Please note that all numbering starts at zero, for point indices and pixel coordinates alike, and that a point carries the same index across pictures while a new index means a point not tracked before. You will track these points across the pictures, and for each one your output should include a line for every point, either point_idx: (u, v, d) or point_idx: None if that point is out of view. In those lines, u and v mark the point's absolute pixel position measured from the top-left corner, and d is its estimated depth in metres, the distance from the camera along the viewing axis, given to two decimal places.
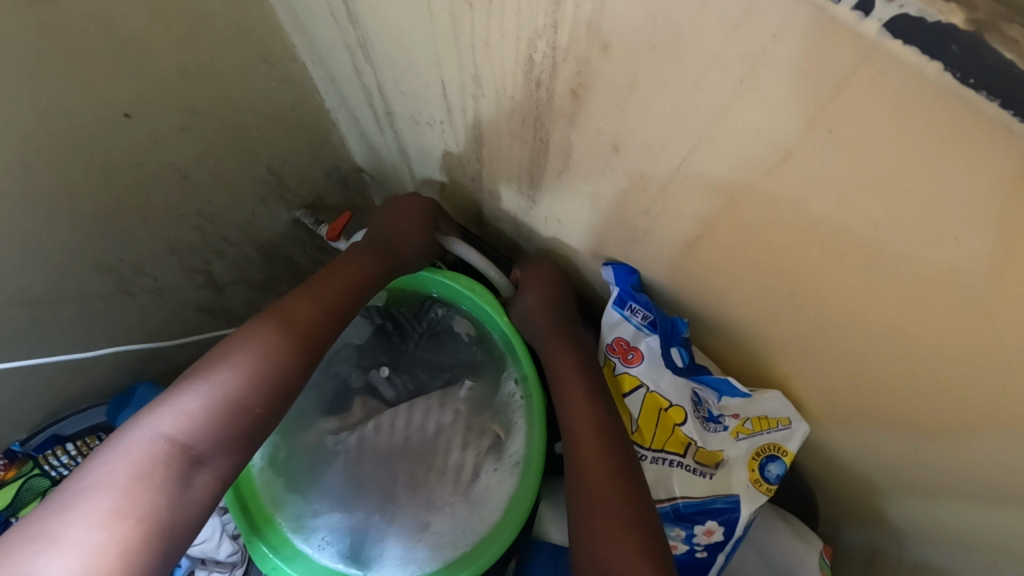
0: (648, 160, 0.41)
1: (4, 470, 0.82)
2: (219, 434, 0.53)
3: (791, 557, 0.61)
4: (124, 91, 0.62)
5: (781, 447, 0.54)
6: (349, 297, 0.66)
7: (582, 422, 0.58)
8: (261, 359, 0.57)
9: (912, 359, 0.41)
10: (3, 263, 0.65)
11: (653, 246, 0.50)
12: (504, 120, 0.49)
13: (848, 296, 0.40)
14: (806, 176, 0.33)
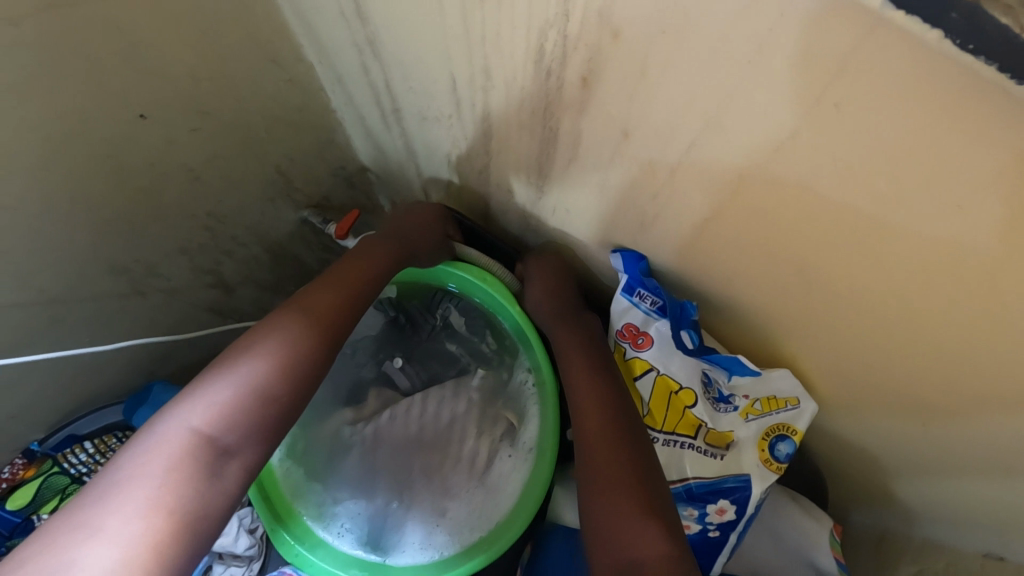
0: (657, 145, 0.42)
1: (23, 469, 0.83)
2: (246, 426, 0.54)
3: (802, 536, 0.62)
4: (140, 92, 0.63)
5: (790, 426, 0.55)
6: (364, 289, 0.66)
7: (595, 414, 0.58)
8: (286, 353, 0.58)
9: (919, 334, 0.42)
10: (23, 263, 0.66)
11: (662, 231, 0.52)
12: (514, 112, 0.50)
13: (854, 274, 0.41)
14: (813, 156, 0.34)
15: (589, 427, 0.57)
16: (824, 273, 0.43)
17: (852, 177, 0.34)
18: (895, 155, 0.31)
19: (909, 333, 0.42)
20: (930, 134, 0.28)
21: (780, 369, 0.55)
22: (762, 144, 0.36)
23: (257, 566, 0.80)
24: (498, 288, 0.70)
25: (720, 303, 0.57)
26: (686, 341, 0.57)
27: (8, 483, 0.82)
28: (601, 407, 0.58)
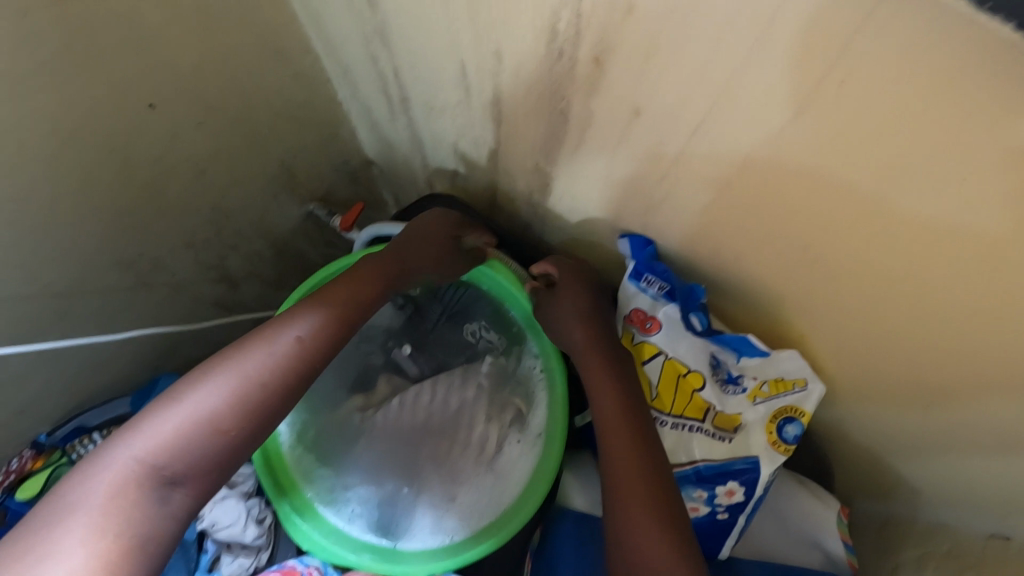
0: (669, 125, 0.43)
1: (33, 460, 0.83)
2: (196, 458, 0.54)
3: (810, 518, 0.63)
4: (148, 81, 0.63)
5: (798, 409, 0.55)
6: (337, 310, 0.64)
7: (613, 429, 0.57)
8: (238, 380, 0.57)
9: (930, 310, 0.42)
10: (32, 255, 0.65)
11: (672, 213, 0.52)
12: (524, 95, 0.50)
13: (866, 249, 0.42)
14: (825, 129, 0.35)
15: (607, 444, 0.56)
16: (835, 249, 0.44)
17: (861, 150, 0.34)
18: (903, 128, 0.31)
19: (921, 309, 0.43)
20: (942, 105, 0.29)
21: (789, 349, 0.55)
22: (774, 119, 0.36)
23: (264, 556, 0.82)
24: (508, 276, 0.71)
25: (729, 285, 0.57)
26: (693, 322, 0.58)
27: (15, 476, 0.82)
28: (621, 425, 0.57)
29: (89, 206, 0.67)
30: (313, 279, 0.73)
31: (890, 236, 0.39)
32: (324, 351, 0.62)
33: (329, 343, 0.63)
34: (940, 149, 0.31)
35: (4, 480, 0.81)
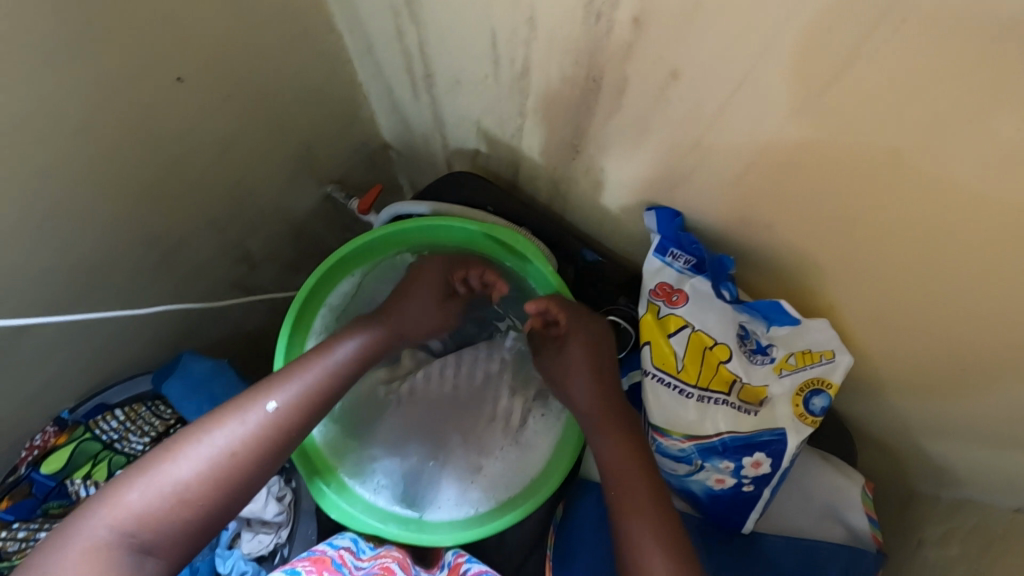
0: (705, 86, 0.43)
1: (55, 436, 0.81)
2: (163, 529, 0.54)
3: (836, 492, 0.63)
4: (178, 54, 0.63)
5: (825, 380, 0.55)
6: (311, 381, 0.64)
7: (629, 503, 0.57)
8: (210, 448, 0.57)
9: (971, 260, 0.43)
10: (62, 226, 0.66)
11: (702, 182, 0.52)
12: (557, 60, 0.50)
13: (911, 201, 0.42)
14: (867, 74, 0.35)
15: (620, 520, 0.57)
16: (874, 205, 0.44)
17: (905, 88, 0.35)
18: (951, 64, 0.32)
19: (965, 264, 0.43)
20: (1002, 35, 0.29)
21: (819, 318, 0.56)
22: (813, 67, 0.37)
23: (286, 532, 0.83)
24: (532, 251, 0.68)
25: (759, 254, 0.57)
26: (721, 292, 0.58)
27: (40, 451, 0.80)
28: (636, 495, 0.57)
29: (119, 175, 0.67)
30: (324, 264, 0.70)
31: (935, 183, 0.39)
32: (297, 422, 0.62)
33: (301, 413, 0.62)
34: (997, 78, 0.31)
35: (29, 457, 0.80)
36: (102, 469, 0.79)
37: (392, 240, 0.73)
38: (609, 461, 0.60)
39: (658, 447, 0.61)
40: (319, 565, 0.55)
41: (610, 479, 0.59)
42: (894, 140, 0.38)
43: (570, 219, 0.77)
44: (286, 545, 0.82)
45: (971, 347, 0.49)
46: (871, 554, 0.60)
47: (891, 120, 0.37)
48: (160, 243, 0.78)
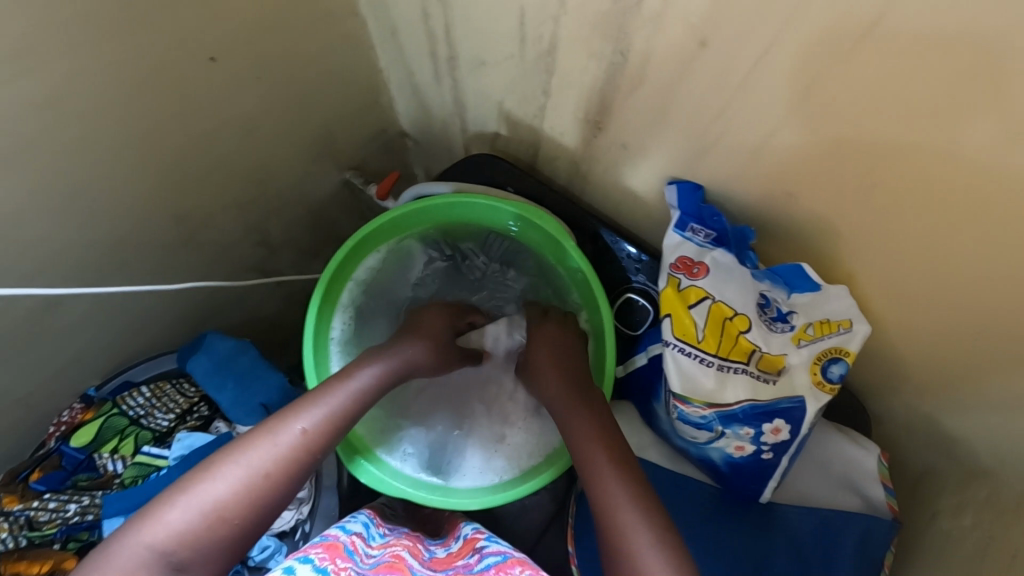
0: (733, 53, 0.44)
1: (82, 412, 0.83)
2: (199, 547, 0.53)
3: (852, 464, 0.65)
4: (212, 33, 0.64)
5: (843, 348, 0.57)
6: (340, 403, 0.64)
7: (604, 477, 0.56)
8: (248, 468, 0.57)
9: (992, 226, 0.44)
10: (97, 203, 0.67)
11: (727, 154, 0.54)
12: (586, 33, 0.52)
13: (937, 164, 0.43)
14: (898, 35, 0.37)
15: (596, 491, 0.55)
16: (900, 173, 0.45)
17: (937, 47, 0.36)
18: (975, 21, 0.33)
19: (986, 229, 0.44)
20: None
21: (838, 285, 0.58)
22: (844, 28, 0.38)
23: (306, 508, 0.85)
24: (550, 223, 0.71)
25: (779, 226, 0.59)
26: (741, 266, 0.60)
27: (67, 427, 0.81)
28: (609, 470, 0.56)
29: (152, 153, 0.68)
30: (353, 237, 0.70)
31: (965, 143, 0.40)
32: (327, 444, 0.61)
33: (332, 434, 0.62)
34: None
35: (56, 432, 0.81)
36: (129, 445, 0.82)
37: (415, 218, 0.74)
38: (585, 444, 0.60)
39: (678, 415, 0.62)
40: (331, 552, 0.58)
41: (585, 461, 0.58)
42: (922, 100, 0.40)
43: (588, 199, 0.78)
44: (306, 520, 0.85)
45: (995, 314, 0.50)
46: (885, 522, 0.62)
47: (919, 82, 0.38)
48: (186, 221, 0.79)
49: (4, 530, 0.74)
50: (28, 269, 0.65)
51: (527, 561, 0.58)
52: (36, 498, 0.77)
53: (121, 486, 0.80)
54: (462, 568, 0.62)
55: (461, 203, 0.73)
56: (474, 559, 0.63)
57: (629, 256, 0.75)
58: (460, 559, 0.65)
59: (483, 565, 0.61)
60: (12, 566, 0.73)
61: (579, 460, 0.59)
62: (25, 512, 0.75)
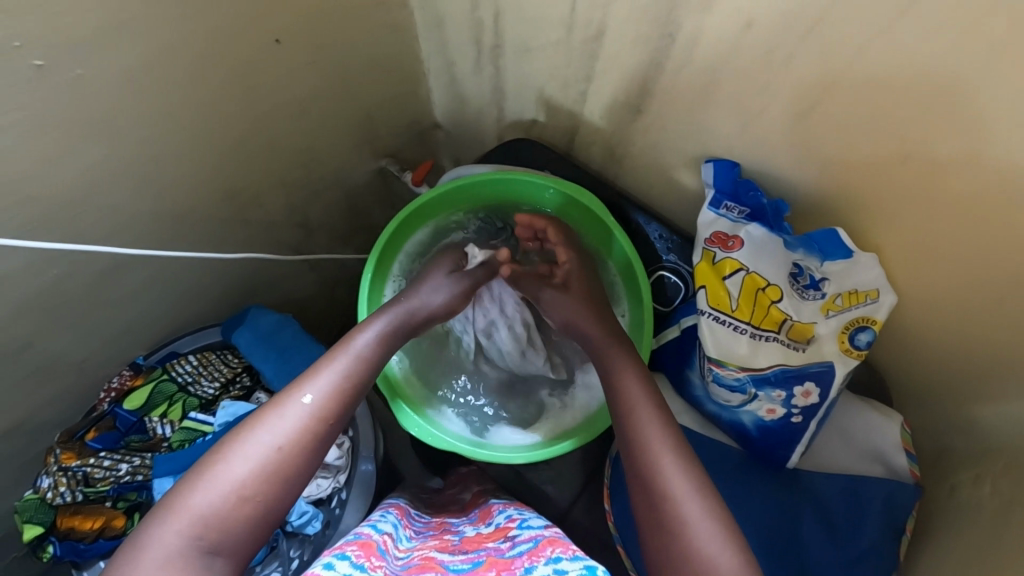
0: (779, 29, 0.49)
1: (130, 379, 0.85)
2: (229, 523, 0.54)
3: (877, 434, 0.68)
4: (280, 16, 0.68)
5: (871, 318, 0.61)
6: (342, 372, 0.65)
7: (646, 428, 0.59)
8: (265, 444, 0.58)
9: (1016, 189, 0.48)
10: (167, 171, 0.70)
11: (768, 125, 0.58)
12: (637, 15, 0.57)
13: (973, 132, 0.47)
14: (938, 7, 0.41)
15: (638, 441, 0.59)
16: (932, 140, 0.49)
17: (972, 16, 0.40)
18: None
19: (1014, 195, 0.48)
20: None
21: (868, 254, 0.62)
22: (886, 5, 0.43)
23: (343, 477, 0.88)
24: (592, 201, 0.75)
25: (812, 199, 0.63)
26: (774, 236, 0.65)
27: (118, 392, 0.84)
28: (657, 424, 0.60)
29: (217, 126, 0.72)
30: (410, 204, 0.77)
31: (997, 107, 0.44)
32: (334, 410, 0.62)
33: (338, 401, 0.63)
34: None
35: (108, 396, 0.83)
36: (177, 410, 0.86)
37: (465, 193, 0.81)
38: (628, 399, 0.63)
39: (713, 379, 0.66)
40: (366, 550, 0.58)
41: (623, 414, 0.62)
42: (959, 68, 0.43)
43: (622, 182, 0.82)
44: (343, 488, 0.88)
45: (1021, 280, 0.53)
46: (909, 487, 0.65)
47: (957, 51, 0.43)
48: (237, 197, 0.82)
49: (62, 485, 0.78)
50: (101, 233, 0.68)
51: (559, 540, 0.57)
52: (92, 456, 0.80)
53: (170, 449, 0.84)
54: (494, 550, 0.61)
55: (502, 178, 0.79)
56: (506, 544, 0.62)
57: (661, 235, 0.79)
58: (491, 541, 0.64)
59: (516, 552, 0.59)
60: (68, 520, 0.78)
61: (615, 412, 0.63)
62: (82, 469, 0.79)
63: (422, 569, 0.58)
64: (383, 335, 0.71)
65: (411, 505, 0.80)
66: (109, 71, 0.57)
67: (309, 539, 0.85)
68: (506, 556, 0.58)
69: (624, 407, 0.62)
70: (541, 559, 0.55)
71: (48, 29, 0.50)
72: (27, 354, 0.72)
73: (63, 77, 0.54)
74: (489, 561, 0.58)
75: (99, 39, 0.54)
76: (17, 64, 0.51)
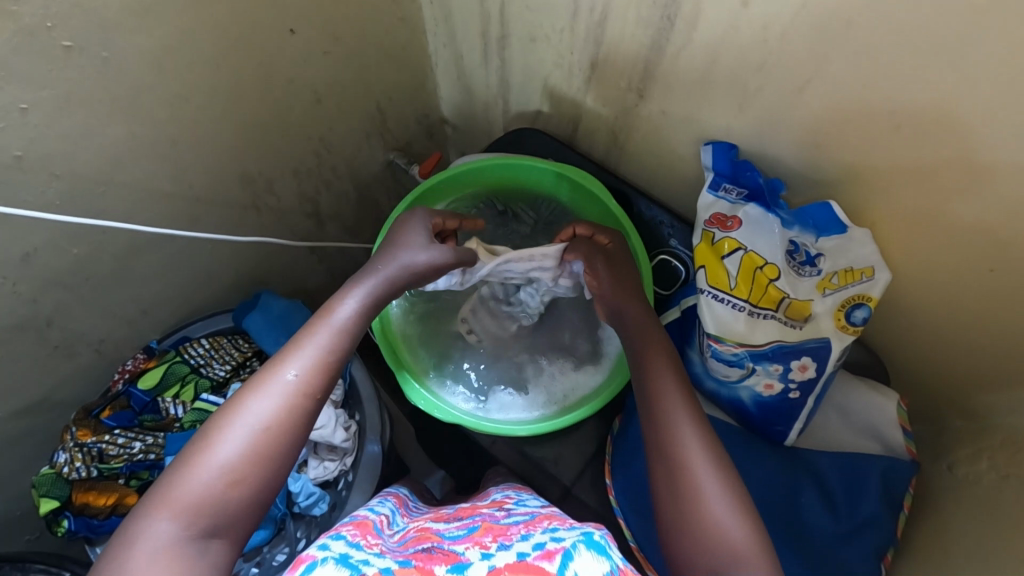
0: (774, 7, 0.51)
1: (144, 362, 0.88)
2: (221, 511, 0.49)
3: (875, 411, 0.71)
4: (295, 8, 0.71)
5: (866, 295, 0.63)
6: (325, 341, 0.59)
7: (665, 396, 0.60)
8: (253, 421, 0.53)
9: (1004, 160, 0.49)
10: (185, 153, 0.73)
11: (764, 105, 0.60)
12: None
13: (963, 106, 0.48)
14: None
15: (662, 415, 0.59)
16: (922, 115, 0.51)
17: None
18: None
19: (1003, 166, 0.50)
20: None
21: (862, 229, 0.64)
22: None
23: (350, 460, 0.90)
24: (595, 185, 0.79)
25: (809, 180, 0.65)
26: (771, 215, 0.67)
27: (132, 373, 0.86)
28: (679, 397, 0.60)
29: (234, 112, 0.75)
30: (421, 187, 0.79)
31: (982, 80, 0.46)
32: (321, 382, 0.57)
33: (322, 372, 0.57)
34: None
35: (122, 377, 0.86)
36: (190, 390, 0.87)
37: (473, 176, 0.84)
38: (652, 372, 0.62)
39: (712, 354, 0.69)
40: (361, 530, 0.60)
41: (644, 378, 0.62)
42: (948, 43, 0.45)
43: (626, 169, 0.85)
44: (350, 471, 0.89)
45: (1010, 255, 0.55)
46: (905, 462, 0.67)
47: (944, 25, 0.45)
48: (252, 183, 0.85)
49: (77, 461, 0.80)
50: (122, 213, 0.71)
51: (556, 515, 0.58)
52: (107, 433, 0.83)
53: (182, 429, 0.86)
54: (489, 515, 0.63)
55: (508, 163, 0.83)
56: (501, 512, 0.63)
57: (663, 221, 0.82)
58: (485, 508, 0.66)
59: (512, 520, 0.60)
60: (82, 495, 0.80)
61: (640, 385, 0.63)
62: (97, 445, 0.81)
63: (418, 541, 0.57)
64: (368, 300, 0.65)
65: (411, 496, 0.83)
66: (134, 55, 0.60)
67: (315, 522, 0.87)
68: (501, 522, 0.59)
69: (647, 380, 0.62)
70: (537, 528, 0.55)
71: (79, 10, 0.53)
72: (50, 330, 0.75)
73: (91, 59, 0.57)
74: (484, 526, 0.58)
75: (125, 22, 0.57)
76: (48, 44, 0.53)
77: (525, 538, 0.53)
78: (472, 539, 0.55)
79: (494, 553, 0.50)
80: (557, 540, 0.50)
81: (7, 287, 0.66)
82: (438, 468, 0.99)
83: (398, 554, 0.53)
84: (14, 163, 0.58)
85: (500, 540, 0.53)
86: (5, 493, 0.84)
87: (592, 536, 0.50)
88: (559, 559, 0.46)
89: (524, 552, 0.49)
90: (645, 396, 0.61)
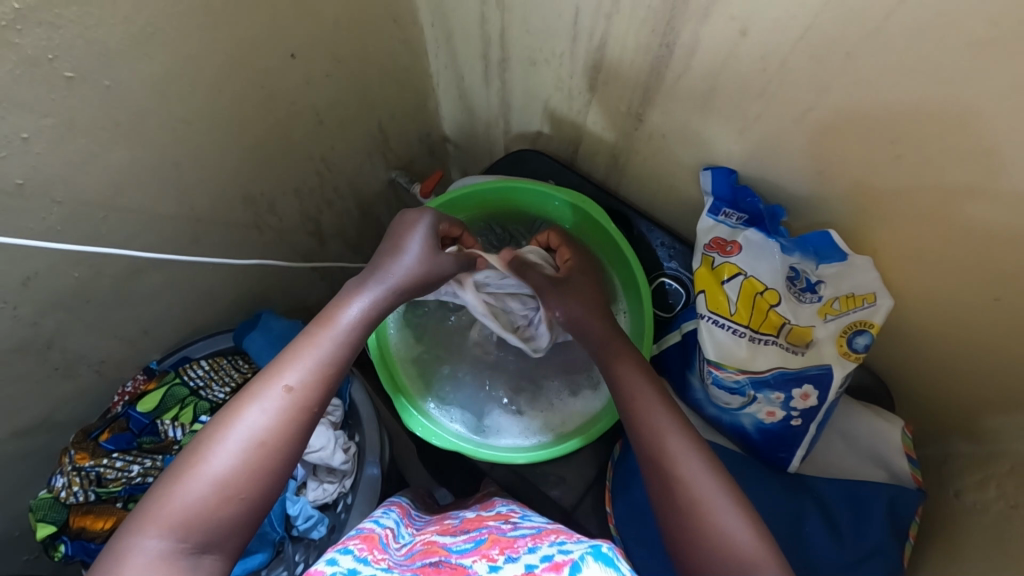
0: (771, 36, 0.51)
1: (145, 383, 0.88)
2: (213, 526, 0.49)
3: (880, 438, 0.70)
4: (296, 32, 0.71)
5: (868, 321, 0.63)
6: (326, 351, 0.58)
7: (655, 414, 0.61)
8: (249, 435, 0.52)
9: (1007, 188, 0.49)
10: (187, 177, 0.73)
11: (763, 130, 0.60)
12: (637, 26, 0.60)
13: (964, 133, 0.48)
14: (922, 11, 0.43)
15: (658, 440, 0.58)
16: (923, 141, 0.51)
17: (953, 19, 0.42)
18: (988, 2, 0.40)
19: (1007, 194, 0.49)
20: None
21: (863, 256, 0.64)
22: (875, 10, 0.45)
23: (349, 481, 0.89)
24: (599, 213, 0.79)
25: (810, 204, 0.65)
26: (772, 240, 0.67)
27: (132, 395, 0.86)
28: (672, 421, 0.60)
29: (236, 133, 0.75)
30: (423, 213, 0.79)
31: (983, 107, 0.46)
32: (320, 394, 0.56)
33: (322, 384, 0.57)
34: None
35: (122, 399, 0.86)
36: (189, 413, 0.86)
37: (473, 199, 0.85)
38: (639, 403, 0.62)
39: (713, 380, 0.68)
40: (368, 544, 0.59)
41: (632, 400, 0.63)
42: (947, 72, 0.45)
43: (626, 190, 0.85)
44: (349, 493, 0.89)
45: (1012, 282, 0.55)
46: (911, 490, 0.66)
47: (943, 55, 0.45)
48: (254, 203, 0.85)
49: (76, 484, 0.80)
50: (123, 236, 0.71)
51: (564, 529, 0.57)
52: (106, 456, 0.82)
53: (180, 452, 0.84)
54: (496, 528, 0.62)
55: (504, 187, 0.83)
56: (507, 525, 0.63)
57: (663, 243, 0.82)
58: (493, 520, 0.66)
59: (519, 533, 0.59)
60: (80, 519, 0.80)
61: (628, 418, 0.63)
62: (95, 468, 0.81)
63: (426, 553, 0.57)
64: (374, 308, 0.64)
65: (412, 505, 0.83)
66: (135, 83, 0.60)
67: (313, 544, 0.86)
68: (508, 536, 0.59)
69: (632, 412, 0.62)
70: (544, 541, 0.54)
71: (81, 40, 0.54)
72: (50, 353, 0.75)
73: (94, 87, 0.57)
74: (491, 539, 0.58)
75: (127, 51, 0.57)
76: (50, 73, 0.54)
77: (532, 551, 0.52)
78: (480, 551, 0.54)
79: (502, 566, 0.49)
80: (565, 552, 0.49)
81: (7, 311, 0.66)
82: (438, 483, 0.98)
83: (405, 568, 0.53)
84: (16, 191, 0.59)
85: (508, 553, 0.53)
86: (5, 513, 0.84)
87: (600, 548, 0.49)
88: (566, 570, 0.46)
89: (532, 565, 0.48)
90: (635, 426, 0.61)
